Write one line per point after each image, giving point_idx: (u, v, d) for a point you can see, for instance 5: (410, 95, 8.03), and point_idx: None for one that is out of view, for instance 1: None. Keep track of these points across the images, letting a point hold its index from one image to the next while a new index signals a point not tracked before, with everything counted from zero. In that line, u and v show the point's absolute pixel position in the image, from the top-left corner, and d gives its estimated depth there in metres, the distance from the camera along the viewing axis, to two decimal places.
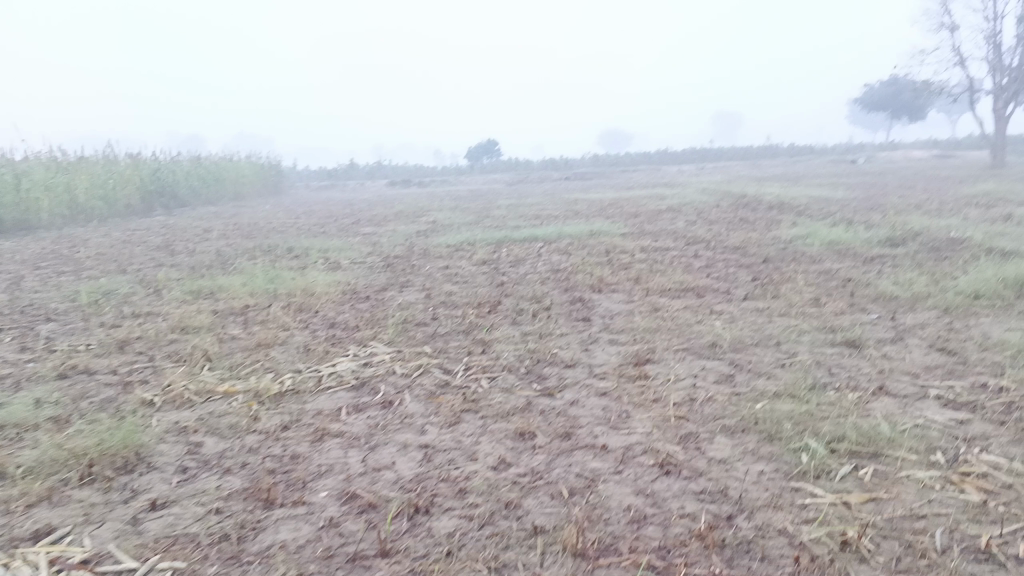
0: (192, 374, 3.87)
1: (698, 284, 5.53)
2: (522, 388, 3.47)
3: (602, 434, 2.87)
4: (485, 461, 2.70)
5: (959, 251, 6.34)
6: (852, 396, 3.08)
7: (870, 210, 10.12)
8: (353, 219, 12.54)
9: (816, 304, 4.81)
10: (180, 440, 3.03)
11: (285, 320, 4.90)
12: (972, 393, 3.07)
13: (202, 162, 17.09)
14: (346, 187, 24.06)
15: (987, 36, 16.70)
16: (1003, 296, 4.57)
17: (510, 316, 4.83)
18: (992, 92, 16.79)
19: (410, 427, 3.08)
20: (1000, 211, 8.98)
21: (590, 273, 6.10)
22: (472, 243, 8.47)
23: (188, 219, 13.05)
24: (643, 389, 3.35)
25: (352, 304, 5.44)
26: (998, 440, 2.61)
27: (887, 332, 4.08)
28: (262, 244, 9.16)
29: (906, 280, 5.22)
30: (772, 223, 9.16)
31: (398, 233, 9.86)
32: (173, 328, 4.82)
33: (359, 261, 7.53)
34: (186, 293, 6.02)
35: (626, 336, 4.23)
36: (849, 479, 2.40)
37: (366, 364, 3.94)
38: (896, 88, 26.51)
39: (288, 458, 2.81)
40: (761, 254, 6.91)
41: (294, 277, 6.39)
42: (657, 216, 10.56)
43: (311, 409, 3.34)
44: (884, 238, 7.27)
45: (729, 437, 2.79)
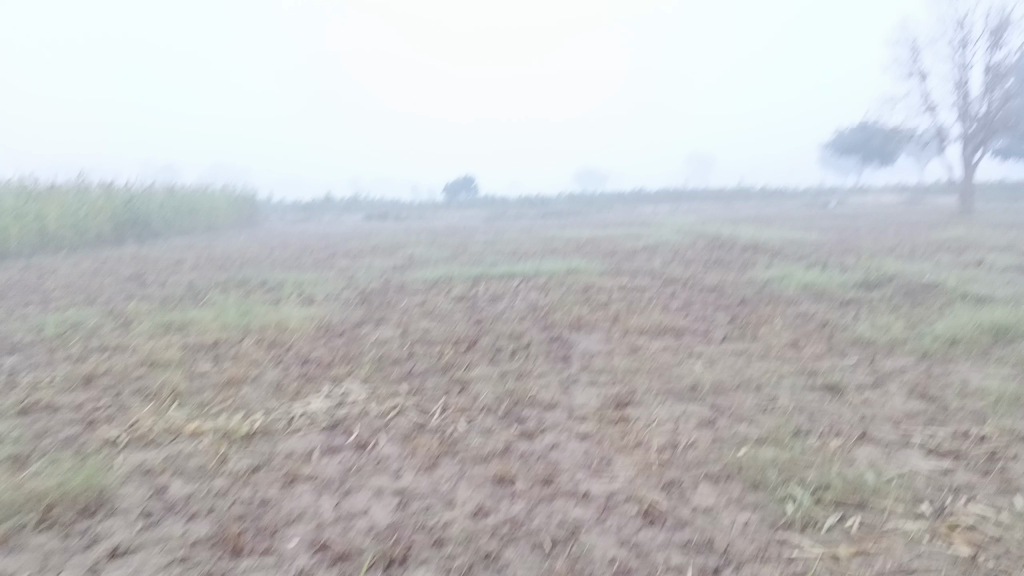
0: (159, 411, 3.75)
1: (677, 324, 5.51)
2: (500, 431, 3.39)
3: (584, 481, 2.80)
4: (463, 508, 2.62)
5: (934, 295, 6.38)
6: (835, 443, 3.04)
7: (844, 253, 10.22)
8: (327, 252, 12.45)
9: (795, 346, 4.80)
10: (145, 482, 2.92)
11: (257, 356, 4.79)
12: (954, 441, 3.04)
13: (176, 193, 16.92)
14: (322, 220, 23.94)
15: (955, 84, 17.08)
16: (979, 342, 4.59)
17: (488, 354, 4.76)
18: (960, 140, 17.12)
19: (386, 471, 3.00)
20: (972, 257, 9.11)
21: (568, 311, 6.06)
22: (448, 278, 8.42)
23: (159, 249, 12.87)
24: (624, 433, 3.29)
25: (327, 340, 5.35)
26: (984, 490, 2.58)
27: (867, 376, 4.07)
28: (235, 276, 9.02)
29: (883, 324, 5.24)
30: (748, 264, 9.21)
31: (374, 267, 9.78)
32: (141, 363, 4.69)
33: (334, 296, 7.43)
34: (155, 326, 5.89)
35: (606, 377, 4.17)
36: (836, 531, 2.36)
37: (339, 403, 3.85)
38: (867, 134, 27.01)
39: (258, 503, 2.71)
40: (738, 295, 6.92)
41: (267, 312, 6.28)
42: (634, 254, 10.59)
43: (282, 451, 3.23)
44: (859, 282, 7.32)
45: (712, 484, 2.73)
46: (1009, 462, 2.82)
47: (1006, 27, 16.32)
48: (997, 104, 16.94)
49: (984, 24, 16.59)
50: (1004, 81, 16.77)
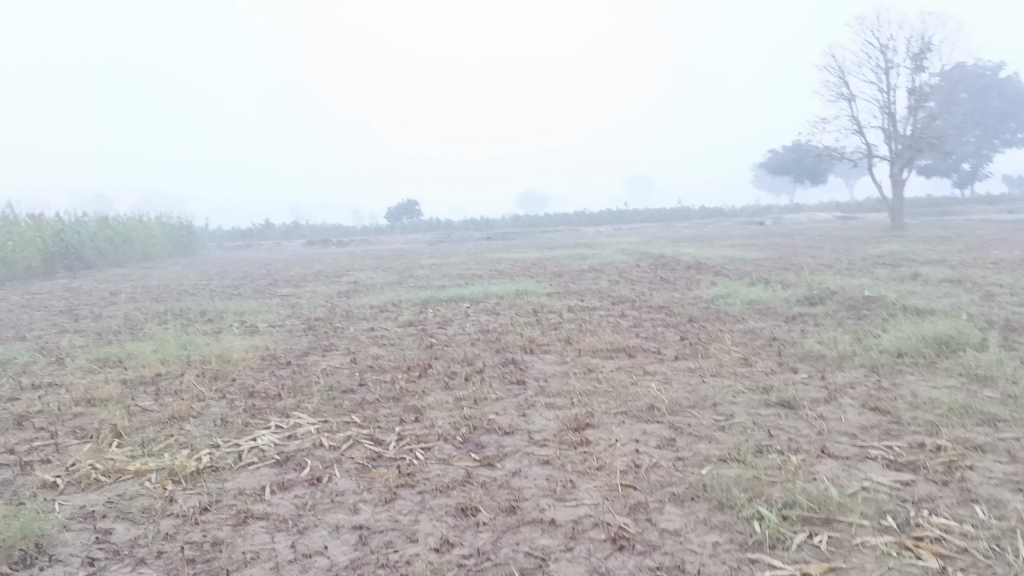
0: (99, 451, 3.57)
1: (628, 344, 5.52)
2: (459, 459, 3.32)
3: (549, 508, 2.74)
4: (426, 542, 2.53)
5: (876, 309, 6.53)
6: (796, 459, 3.05)
7: (785, 270, 10.42)
8: (269, 280, 12.21)
9: (747, 363, 4.83)
10: (86, 528, 2.76)
11: (200, 390, 4.62)
12: (911, 453, 3.07)
13: (109, 223, 16.45)
14: (261, 247, 23.54)
15: (882, 106, 17.70)
16: (924, 354, 4.69)
17: (442, 380, 4.68)
18: (889, 158, 17.70)
19: (343, 506, 2.89)
20: (907, 271, 9.37)
21: (520, 334, 6.03)
22: (396, 303, 8.31)
23: (93, 281, 12.46)
24: (586, 456, 3.24)
25: (273, 370, 5.20)
26: (946, 502, 2.60)
27: (820, 391, 4.11)
28: (175, 307, 8.77)
29: (830, 338, 5.32)
30: (692, 282, 9.32)
31: (318, 294, 9.61)
32: (77, 400, 4.48)
33: (279, 324, 7.27)
34: (91, 361, 5.65)
35: (563, 400, 4.13)
36: (806, 548, 2.34)
37: (290, 436, 3.72)
38: (799, 153, 27.78)
39: (209, 545, 2.58)
40: (686, 313, 6.99)
41: (209, 343, 6.09)
42: (580, 275, 10.62)
43: (232, 489, 3.10)
44: (802, 297, 7.46)
45: (679, 506, 2.70)
46: (966, 472, 2.86)
47: (927, 51, 17.02)
48: (921, 123, 17.60)
49: (906, 47, 17.26)
50: (927, 102, 17.44)
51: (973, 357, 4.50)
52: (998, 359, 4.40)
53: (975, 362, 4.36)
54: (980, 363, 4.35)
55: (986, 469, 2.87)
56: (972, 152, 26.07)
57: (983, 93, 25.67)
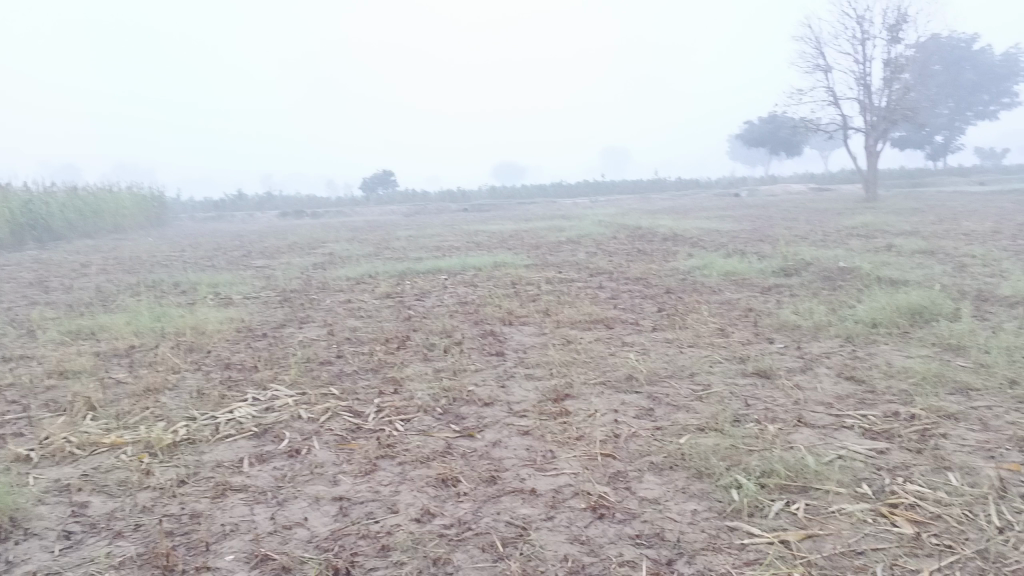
0: (73, 424, 3.52)
1: (606, 315, 5.53)
2: (439, 430, 3.31)
3: (529, 477, 2.76)
4: (407, 512, 2.53)
5: (850, 280, 6.59)
6: (773, 428, 3.08)
7: (760, 241, 10.48)
8: (243, 251, 12.08)
9: (724, 334, 4.86)
10: (61, 501, 2.73)
11: (175, 362, 4.57)
12: (886, 421, 3.12)
13: (79, 194, 16.17)
14: (234, 218, 23.24)
15: (857, 77, 17.75)
16: (898, 325, 4.74)
17: (420, 352, 4.67)
18: (863, 130, 17.78)
19: (322, 477, 2.88)
20: (880, 242, 9.46)
21: (499, 305, 6.02)
22: (372, 275, 8.26)
23: (62, 253, 12.25)
24: (566, 427, 3.25)
25: (249, 343, 5.15)
26: (920, 469, 2.64)
27: (796, 361, 4.15)
28: (147, 279, 8.65)
29: (806, 309, 5.37)
30: (668, 254, 9.35)
31: (294, 266, 9.52)
32: (49, 373, 4.42)
33: (254, 296, 7.20)
34: (63, 334, 5.56)
35: (542, 371, 4.14)
36: (783, 516, 2.37)
37: (267, 409, 3.69)
38: (775, 125, 27.86)
39: (187, 517, 2.56)
40: (664, 284, 7.01)
41: (183, 315, 6.02)
42: (558, 247, 10.61)
43: (210, 461, 3.07)
44: (777, 268, 7.51)
45: (658, 475, 2.72)
46: (939, 440, 2.90)
47: (903, 22, 17.06)
48: (896, 95, 17.70)
49: (882, 19, 17.29)
50: (902, 74, 17.52)
51: (946, 326, 4.56)
52: (970, 329, 4.46)
53: (947, 332, 4.43)
54: (953, 333, 4.41)
55: (959, 437, 2.92)
56: (945, 124, 26.27)
57: (957, 64, 25.84)
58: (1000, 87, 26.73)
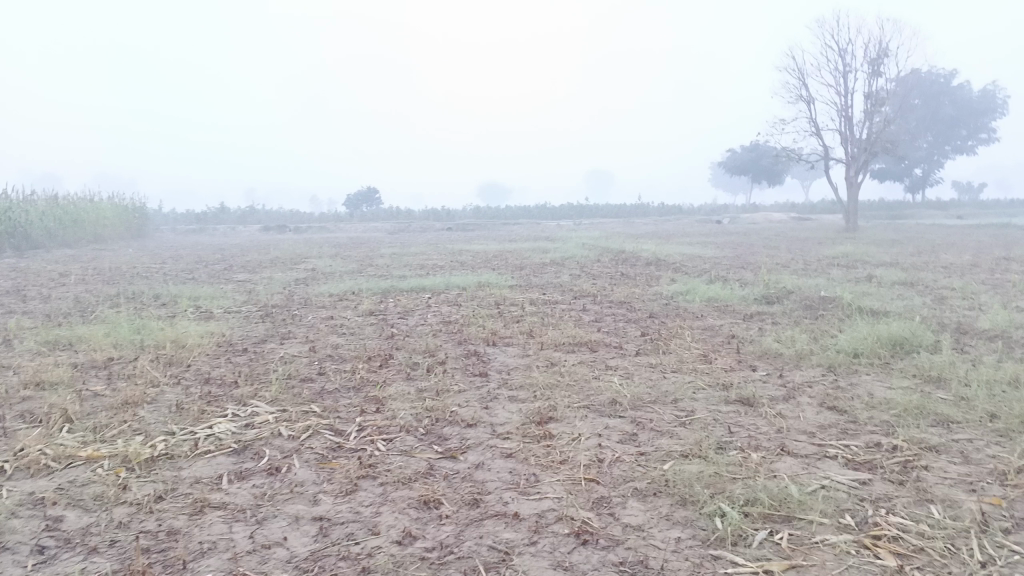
0: (48, 436, 3.47)
1: (590, 338, 5.53)
2: (421, 451, 3.29)
3: (512, 501, 2.74)
4: (388, 534, 2.50)
5: (832, 309, 6.64)
6: (756, 457, 3.08)
7: (743, 268, 10.55)
8: (224, 265, 12.02)
9: (707, 360, 4.87)
10: (35, 514, 2.68)
11: (154, 375, 4.51)
12: (868, 452, 3.13)
13: (59, 203, 16.04)
14: (216, 231, 23.10)
15: (839, 109, 18.00)
16: (880, 355, 4.78)
17: (403, 370, 4.65)
18: (844, 162, 18.00)
19: (303, 497, 2.84)
20: (861, 272, 9.55)
21: (482, 326, 6.00)
22: (356, 292, 8.22)
23: (41, 262, 12.13)
24: (550, 450, 3.24)
25: (230, 357, 5.10)
26: (902, 501, 2.65)
27: (778, 389, 4.16)
28: (127, 290, 8.58)
29: (788, 337, 5.39)
30: (652, 278, 9.39)
31: (276, 281, 9.47)
32: (25, 383, 4.35)
33: (235, 310, 7.15)
34: (40, 344, 5.48)
35: (525, 393, 4.12)
36: (767, 545, 2.37)
37: (247, 425, 3.65)
38: (758, 154, 28.15)
39: (164, 534, 2.52)
40: (647, 309, 7.03)
41: (164, 327, 5.96)
42: (542, 268, 10.63)
43: (188, 477, 3.03)
44: (759, 296, 7.55)
45: (641, 501, 2.71)
46: (921, 472, 2.91)
47: (884, 56, 17.34)
48: (876, 128, 17.96)
49: (864, 52, 17.57)
50: (883, 107, 17.79)
51: (927, 358, 4.59)
52: (950, 361, 4.50)
53: (928, 364, 4.46)
54: (933, 365, 4.44)
55: (941, 469, 2.93)
56: (924, 158, 26.70)
57: (936, 99, 26.32)
58: (978, 123, 27.14)
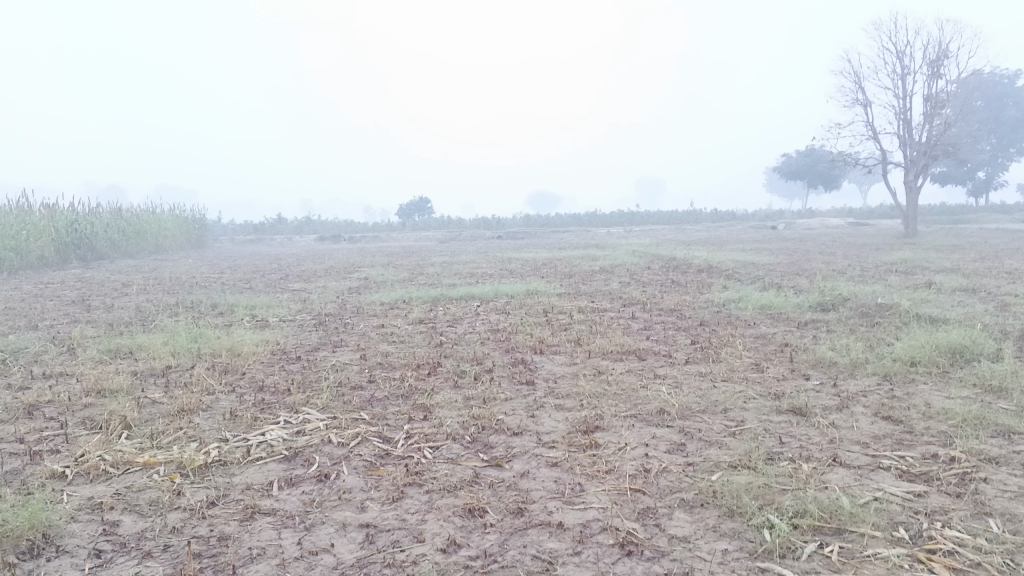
0: (107, 443, 3.57)
1: (638, 347, 5.48)
2: (467, 458, 3.31)
3: (557, 510, 2.73)
4: (433, 542, 2.52)
5: (888, 317, 6.48)
6: (807, 467, 3.02)
7: (797, 275, 10.37)
8: (279, 274, 12.25)
9: (759, 369, 4.79)
10: (94, 519, 2.76)
11: (209, 383, 4.61)
12: (924, 463, 3.05)
13: (122, 215, 16.56)
14: (273, 241, 23.57)
15: (897, 112, 17.58)
16: (938, 364, 4.65)
17: (451, 378, 4.68)
18: (903, 165, 17.54)
19: (350, 503, 2.88)
20: (920, 279, 9.31)
21: (530, 334, 6.01)
22: (406, 301, 8.31)
23: (105, 272, 12.52)
24: (596, 459, 3.23)
25: (283, 365, 5.20)
26: (959, 514, 2.58)
27: (832, 399, 4.07)
28: (185, 300, 8.79)
29: (842, 345, 5.28)
30: (703, 286, 9.30)
31: (329, 290, 9.62)
32: (87, 391, 4.49)
33: (289, 319, 7.29)
34: (102, 352, 5.66)
35: (572, 402, 4.11)
36: (816, 558, 2.32)
37: (298, 432, 3.71)
38: (813, 158, 27.63)
39: (215, 540, 2.58)
40: (697, 317, 6.94)
41: (220, 336, 6.10)
42: (591, 276, 10.61)
43: (240, 484, 3.09)
44: (814, 303, 7.42)
45: (688, 512, 2.68)
46: (980, 485, 2.82)
47: (944, 58, 16.91)
48: (936, 131, 17.47)
49: (923, 54, 17.16)
50: (943, 109, 17.30)
51: (987, 367, 4.45)
52: (1013, 370, 4.35)
53: (989, 373, 4.32)
54: (994, 374, 4.30)
55: (1000, 482, 2.84)
56: (987, 160, 25.97)
57: (999, 101, 25.56)
58: None
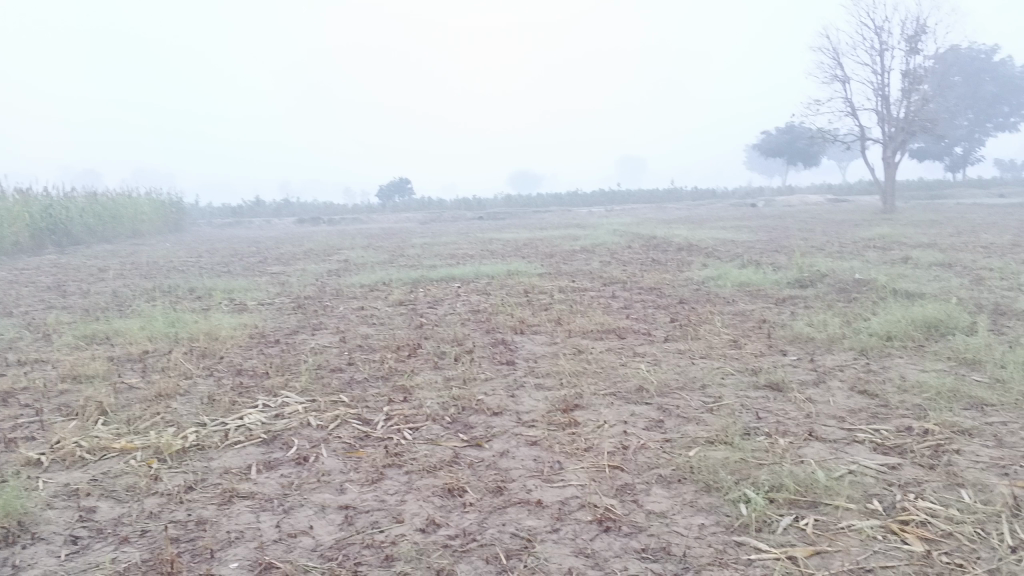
0: (84, 429, 3.54)
1: (618, 325, 5.49)
2: (447, 439, 3.31)
3: (536, 489, 2.74)
4: (412, 522, 2.52)
5: (865, 292, 6.54)
6: (783, 442, 3.04)
7: (776, 252, 10.43)
8: (259, 257, 12.16)
9: (737, 345, 4.82)
10: (69, 506, 2.74)
11: (186, 368, 4.58)
12: (898, 436, 3.08)
13: (98, 199, 16.36)
14: (252, 224, 23.38)
15: (876, 88, 17.65)
16: (913, 338, 4.70)
17: (431, 359, 4.67)
18: (881, 141, 17.62)
19: (329, 485, 2.87)
20: (897, 254, 9.39)
21: (511, 314, 6.01)
22: (386, 282, 8.29)
23: (82, 257, 12.38)
24: (575, 437, 3.24)
25: (261, 349, 5.17)
26: (932, 485, 2.61)
27: (808, 374, 4.10)
28: (163, 284, 8.71)
29: (820, 321, 5.32)
30: (683, 263, 9.33)
31: (308, 272, 9.57)
32: (63, 377, 4.45)
33: (267, 302, 7.25)
34: (78, 338, 5.60)
35: (551, 381, 4.12)
36: (791, 531, 2.35)
37: (277, 416, 3.69)
38: (792, 135, 27.72)
39: (193, 524, 2.56)
40: (677, 295, 6.97)
41: (197, 320, 6.05)
42: (572, 255, 10.62)
43: (218, 468, 3.08)
44: (792, 279, 7.46)
45: (665, 488, 2.69)
46: (952, 456, 2.86)
47: (922, 33, 16.96)
48: (913, 107, 17.58)
49: (901, 30, 17.23)
50: (920, 85, 17.40)
51: (961, 340, 4.50)
52: (986, 343, 4.40)
53: (962, 346, 4.37)
54: (968, 347, 4.35)
55: (973, 453, 2.88)
56: (964, 135, 26.15)
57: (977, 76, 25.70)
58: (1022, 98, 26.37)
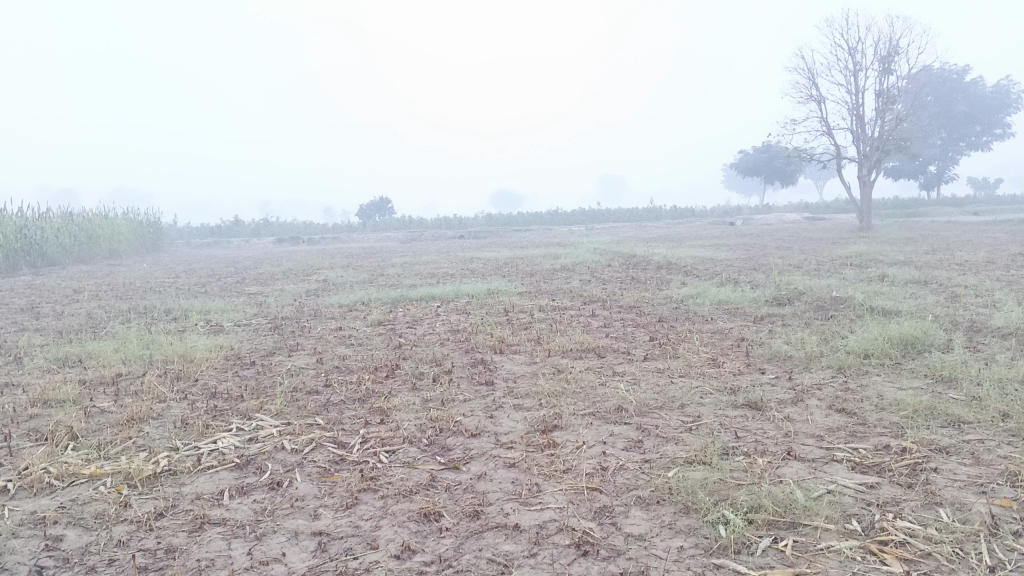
0: (53, 454, 3.47)
1: (597, 344, 5.47)
2: (424, 462, 3.27)
3: (513, 512, 2.71)
4: (387, 548, 2.48)
5: (843, 310, 6.58)
6: (762, 462, 3.03)
7: (755, 270, 10.48)
8: (236, 277, 12.06)
9: (715, 364, 4.81)
10: (36, 535, 2.67)
11: (160, 391, 4.50)
12: (876, 455, 3.08)
13: (74, 220, 16.19)
14: (230, 244, 23.16)
15: (851, 107, 17.90)
16: (890, 356, 4.72)
17: (409, 380, 4.63)
18: (856, 160, 17.77)
19: (303, 511, 2.82)
20: (873, 271, 9.46)
21: (490, 334, 5.98)
22: (365, 302, 8.23)
23: (55, 278, 12.18)
24: (553, 459, 3.20)
25: (236, 371, 5.09)
26: (910, 505, 2.60)
27: (786, 392, 4.10)
28: (137, 306, 8.58)
29: (797, 339, 5.33)
30: (662, 282, 9.35)
31: (286, 292, 9.50)
32: (32, 402, 4.36)
33: (244, 323, 7.16)
34: (49, 361, 5.50)
35: (531, 402, 4.09)
36: (770, 553, 2.33)
37: (251, 440, 3.63)
38: (769, 155, 27.95)
39: (163, 552, 2.51)
40: (656, 313, 6.96)
41: (172, 342, 5.96)
42: (552, 274, 10.61)
43: (189, 494, 3.01)
44: (770, 297, 7.49)
45: (644, 510, 2.67)
46: (930, 474, 2.86)
47: (895, 54, 17.25)
48: (888, 126, 17.78)
49: (874, 50, 17.51)
50: (894, 105, 17.62)
51: (938, 358, 4.51)
52: (962, 360, 4.42)
53: (939, 364, 4.39)
54: (945, 364, 4.37)
55: (950, 471, 2.88)
56: (938, 154, 26.55)
57: (949, 95, 26.18)
58: (993, 118, 26.77)
